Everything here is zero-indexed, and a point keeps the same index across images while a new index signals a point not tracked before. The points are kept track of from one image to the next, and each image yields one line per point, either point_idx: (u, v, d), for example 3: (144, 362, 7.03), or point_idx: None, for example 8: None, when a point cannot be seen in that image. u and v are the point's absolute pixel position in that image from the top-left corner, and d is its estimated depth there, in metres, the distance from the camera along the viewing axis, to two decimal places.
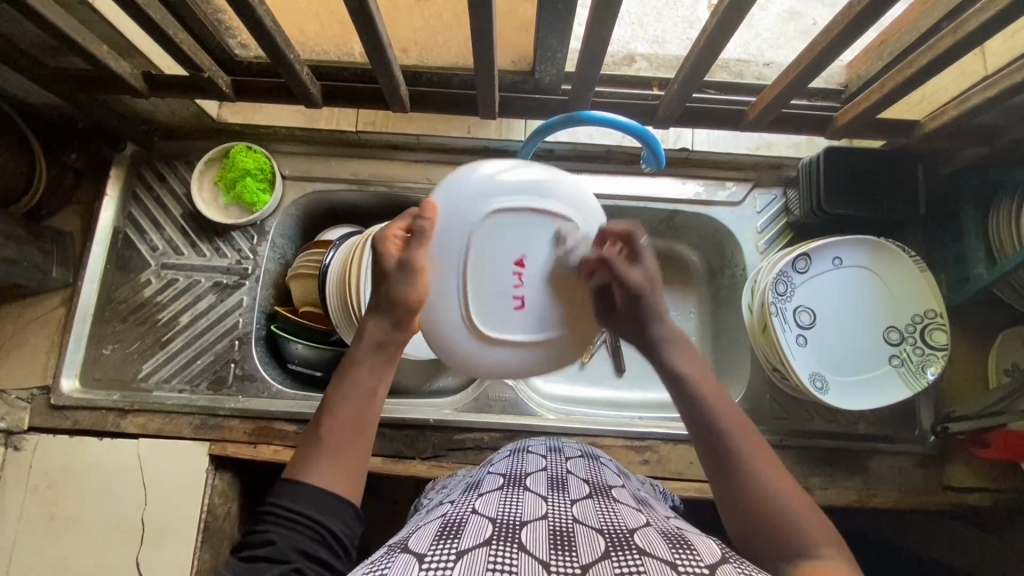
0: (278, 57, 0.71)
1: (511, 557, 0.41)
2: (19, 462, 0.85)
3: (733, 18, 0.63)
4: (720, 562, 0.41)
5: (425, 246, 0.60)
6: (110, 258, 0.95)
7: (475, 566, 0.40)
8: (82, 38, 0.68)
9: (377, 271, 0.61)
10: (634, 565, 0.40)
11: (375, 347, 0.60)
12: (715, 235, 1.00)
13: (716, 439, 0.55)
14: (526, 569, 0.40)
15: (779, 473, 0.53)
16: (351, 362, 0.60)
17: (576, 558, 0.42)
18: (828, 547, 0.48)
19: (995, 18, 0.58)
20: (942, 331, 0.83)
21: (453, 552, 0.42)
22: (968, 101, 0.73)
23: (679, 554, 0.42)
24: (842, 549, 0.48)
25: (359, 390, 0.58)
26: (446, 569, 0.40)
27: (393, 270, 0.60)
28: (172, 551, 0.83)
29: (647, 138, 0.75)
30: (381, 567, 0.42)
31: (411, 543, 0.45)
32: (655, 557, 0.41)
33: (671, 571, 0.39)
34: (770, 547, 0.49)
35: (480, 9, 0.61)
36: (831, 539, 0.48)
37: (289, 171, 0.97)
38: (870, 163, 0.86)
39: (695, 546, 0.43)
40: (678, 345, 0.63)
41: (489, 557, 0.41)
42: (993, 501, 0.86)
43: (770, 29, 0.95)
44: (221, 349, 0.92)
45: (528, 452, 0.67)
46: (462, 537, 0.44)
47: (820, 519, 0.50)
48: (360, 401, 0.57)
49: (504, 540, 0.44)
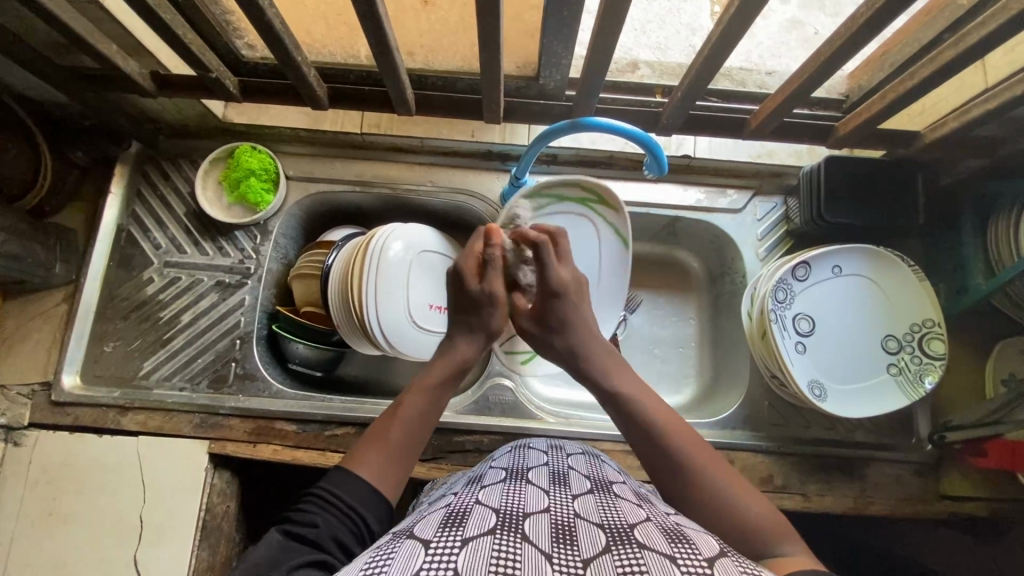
0: (286, 58, 0.71)
1: (515, 546, 0.42)
2: (19, 458, 0.85)
3: (736, 29, 0.64)
4: (718, 557, 0.41)
5: (498, 271, 0.71)
6: (113, 256, 0.95)
7: (479, 553, 0.40)
8: (91, 37, 0.69)
9: (465, 300, 0.71)
10: (635, 557, 0.41)
11: (452, 374, 0.67)
12: (714, 241, 1.01)
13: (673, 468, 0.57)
14: (529, 558, 0.40)
15: (721, 466, 0.57)
16: (425, 381, 0.65)
17: (577, 551, 0.42)
18: (789, 543, 0.49)
19: (996, 31, 0.58)
20: (940, 340, 0.84)
21: (458, 539, 0.42)
22: (968, 113, 0.74)
23: (678, 548, 0.42)
24: (801, 543, 0.50)
25: (421, 411, 0.63)
26: (451, 555, 0.40)
27: (481, 298, 0.70)
28: (169, 550, 0.83)
29: (650, 145, 0.76)
30: (386, 552, 0.42)
31: (416, 530, 0.46)
32: (655, 551, 0.42)
33: (671, 563, 0.40)
34: (732, 544, 0.51)
35: (488, 12, 0.61)
36: (787, 532, 0.51)
37: (293, 172, 0.97)
38: (870, 174, 0.87)
39: (694, 541, 0.44)
40: (610, 365, 0.68)
41: (494, 545, 0.41)
42: (989, 510, 0.87)
43: (771, 37, 0.96)
44: (223, 347, 0.92)
45: (529, 447, 0.68)
46: (466, 525, 0.45)
47: (776, 516, 0.52)
48: (418, 421, 0.62)
49: (508, 531, 0.44)
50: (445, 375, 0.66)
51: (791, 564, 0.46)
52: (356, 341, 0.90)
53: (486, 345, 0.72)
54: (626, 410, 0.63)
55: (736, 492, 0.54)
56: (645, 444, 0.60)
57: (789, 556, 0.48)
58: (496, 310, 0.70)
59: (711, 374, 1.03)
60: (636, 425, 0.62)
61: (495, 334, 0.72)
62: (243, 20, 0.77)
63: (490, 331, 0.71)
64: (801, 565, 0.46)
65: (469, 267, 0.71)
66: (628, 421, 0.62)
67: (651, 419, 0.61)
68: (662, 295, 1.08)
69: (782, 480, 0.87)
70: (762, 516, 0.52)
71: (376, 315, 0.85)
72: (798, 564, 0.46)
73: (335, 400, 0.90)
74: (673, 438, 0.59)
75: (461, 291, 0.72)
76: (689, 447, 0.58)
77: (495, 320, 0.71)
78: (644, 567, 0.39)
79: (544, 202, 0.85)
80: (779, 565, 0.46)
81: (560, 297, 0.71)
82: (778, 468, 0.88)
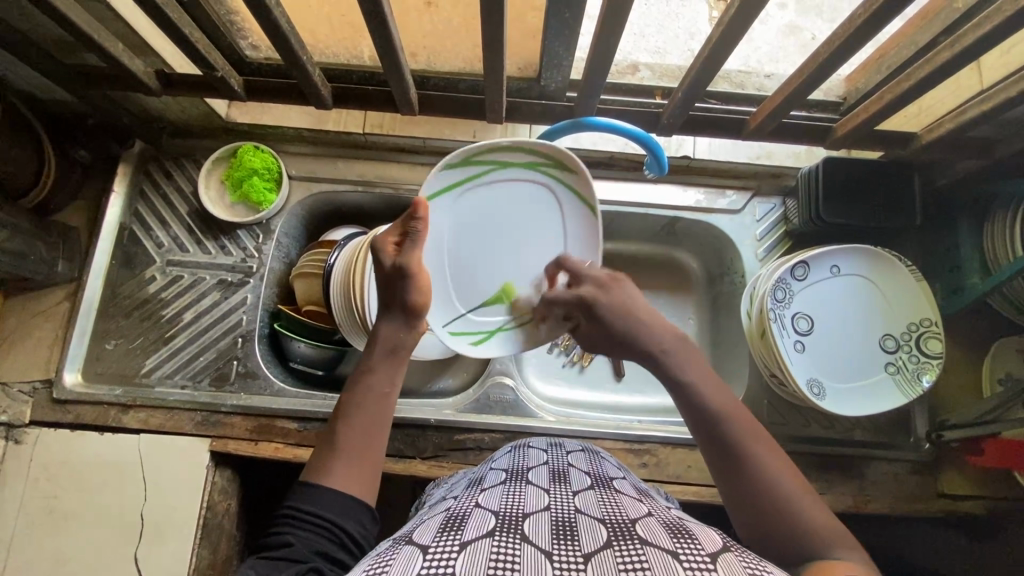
0: (291, 57, 0.72)
1: (515, 546, 0.42)
2: (20, 456, 0.85)
3: (736, 30, 0.65)
4: (721, 552, 0.41)
5: (419, 246, 0.64)
6: (115, 253, 0.95)
7: (478, 556, 0.41)
8: (99, 36, 0.70)
9: (379, 276, 0.65)
10: (636, 553, 0.41)
11: (391, 352, 0.63)
12: (714, 242, 1.02)
13: (726, 453, 0.54)
14: (528, 558, 0.41)
15: (779, 457, 0.53)
16: (362, 368, 0.62)
17: (578, 547, 0.42)
18: (846, 550, 0.47)
19: (991, 32, 0.59)
20: (936, 339, 0.85)
21: (456, 543, 0.43)
22: (964, 114, 0.75)
23: (680, 543, 0.42)
24: (858, 551, 0.47)
25: (374, 395, 0.60)
26: (450, 559, 0.40)
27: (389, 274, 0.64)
28: (170, 548, 0.83)
29: (650, 145, 0.77)
30: (385, 558, 0.42)
31: (415, 535, 0.46)
32: (656, 547, 0.42)
33: (673, 559, 0.40)
34: (789, 560, 0.48)
35: (491, 14, 0.62)
36: (844, 539, 0.48)
37: (295, 172, 0.98)
38: (868, 175, 0.88)
39: (696, 535, 0.44)
40: (687, 352, 0.60)
41: (493, 547, 0.42)
42: (986, 508, 0.87)
43: (769, 43, 0.97)
44: (225, 345, 0.93)
45: (530, 446, 0.68)
46: (465, 528, 0.45)
47: (833, 517, 0.49)
48: (376, 404, 0.60)
49: (507, 532, 0.44)
50: (383, 359, 0.62)
51: (841, 568, 0.44)
52: (356, 339, 0.90)
53: (413, 323, 0.65)
54: (688, 388, 0.58)
55: (796, 490, 0.51)
56: (703, 426, 0.56)
57: (845, 562, 0.45)
58: (411, 286, 0.64)
59: None
60: (698, 407, 0.56)
61: (416, 310, 0.65)
62: (249, 19, 0.78)
63: (407, 306, 0.64)
64: (853, 571, 0.43)
65: (380, 249, 0.64)
66: (696, 404, 0.57)
67: (716, 406, 0.56)
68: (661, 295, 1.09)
69: None
70: (819, 519, 0.49)
71: (377, 313, 0.86)
72: (849, 568, 0.44)
73: (337, 398, 0.91)
74: (731, 427, 0.55)
75: (378, 267, 0.65)
76: (748, 431, 0.54)
77: (414, 296, 0.64)
78: (645, 564, 0.40)
79: (482, 168, 0.73)
80: (826, 568, 0.44)
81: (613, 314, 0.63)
82: None
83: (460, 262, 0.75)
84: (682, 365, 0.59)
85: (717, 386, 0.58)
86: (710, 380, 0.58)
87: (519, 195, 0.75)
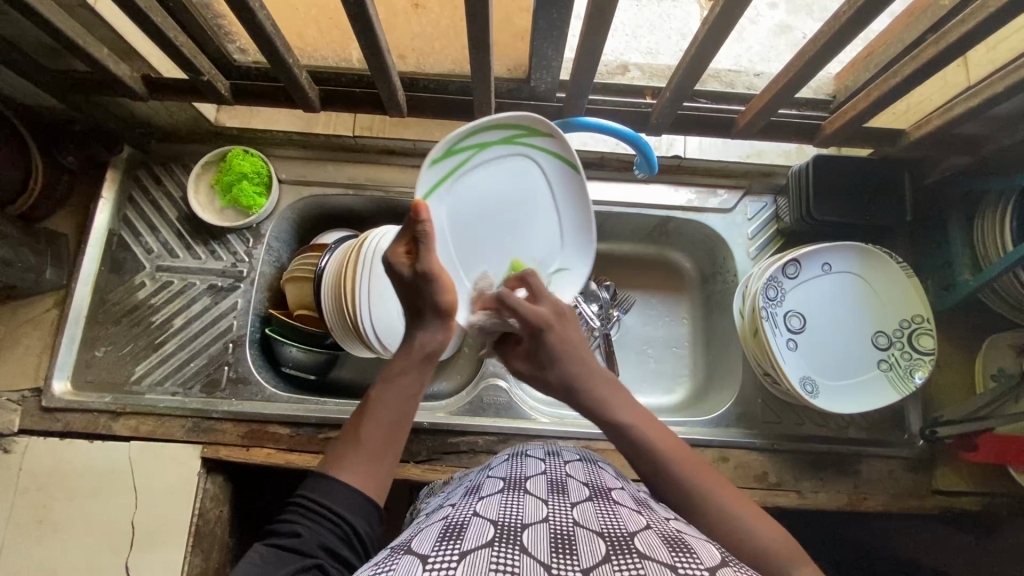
0: (277, 61, 0.71)
1: (514, 560, 0.42)
2: (8, 465, 0.84)
3: (722, 29, 0.65)
4: (722, 568, 0.41)
5: (432, 248, 0.61)
6: (104, 260, 0.95)
7: (478, 569, 0.40)
8: (84, 41, 0.69)
9: (402, 288, 0.63)
10: (637, 568, 0.41)
11: (421, 357, 0.62)
12: (706, 241, 1.02)
13: (677, 492, 0.54)
14: (528, 572, 0.40)
15: (714, 480, 0.54)
16: (391, 373, 0.61)
17: (577, 563, 0.42)
18: (805, 568, 0.48)
19: (976, 28, 0.59)
20: (928, 335, 0.85)
21: (455, 553, 0.42)
22: (951, 111, 0.75)
23: (680, 559, 0.42)
24: (812, 564, 0.49)
25: (399, 398, 0.60)
26: (449, 571, 0.40)
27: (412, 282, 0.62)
28: (162, 555, 0.82)
29: (640, 145, 0.77)
30: (384, 567, 0.42)
31: (414, 543, 0.46)
32: (657, 562, 0.41)
33: (673, 575, 0.40)
34: None
35: (477, 15, 0.62)
36: (801, 555, 0.49)
37: (286, 176, 0.97)
38: (857, 172, 0.88)
39: (696, 550, 0.44)
40: (616, 394, 0.60)
41: (492, 559, 0.41)
42: (981, 504, 0.87)
43: (760, 42, 0.97)
44: (216, 351, 0.92)
45: (527, 455, 0.68)
46: (465, 538, 0.45)
47: (788, 535, 0.51)
48: (400, 406, 0.59)
49: (507, 542, 0.44)
50: (413, 362, 0.62)
51: None
52: (348, 343, 0.90)
53: (447, 323, 0.65)
54: (630, 440, 0.57)
55: (749, 517, 0.52)
56: (651, 470, 0.56)
57: None
58: (437, 288, 0.62)
59: (704, 373, 1.04)
60: (641, 456, 0.56)
61: (446, 310, 0.64)
62: (235, 23, 0.78)
63: (437, 308, 0.63)
64: None
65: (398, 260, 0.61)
66: (639, 452, 0.57)
67: (660, 448, 0.56)
68: (655, 295, 1.09)
69: (776, 477, 0.88)
70: (778, 542, 0.50)
71: (369, 317, 0.85)
72: None
73: (328, 402, 0.90)
74: (675, 466, 0.55)
75: (395, 280, 0.62)
76: (690, 467, 0.55)
77: (442, 297, 0.63)
78: None
79: (462, 155, 0.68)
80: None
81: (549, 329, 0.62)
82: (771, 465, 0.89)
83: (469, 253, 0.72)
84: (615, 412, 0.59)
85: (642, 417, 0.59)
86: (646, 420, 0.59)
87: (504, 172, 0.72)
